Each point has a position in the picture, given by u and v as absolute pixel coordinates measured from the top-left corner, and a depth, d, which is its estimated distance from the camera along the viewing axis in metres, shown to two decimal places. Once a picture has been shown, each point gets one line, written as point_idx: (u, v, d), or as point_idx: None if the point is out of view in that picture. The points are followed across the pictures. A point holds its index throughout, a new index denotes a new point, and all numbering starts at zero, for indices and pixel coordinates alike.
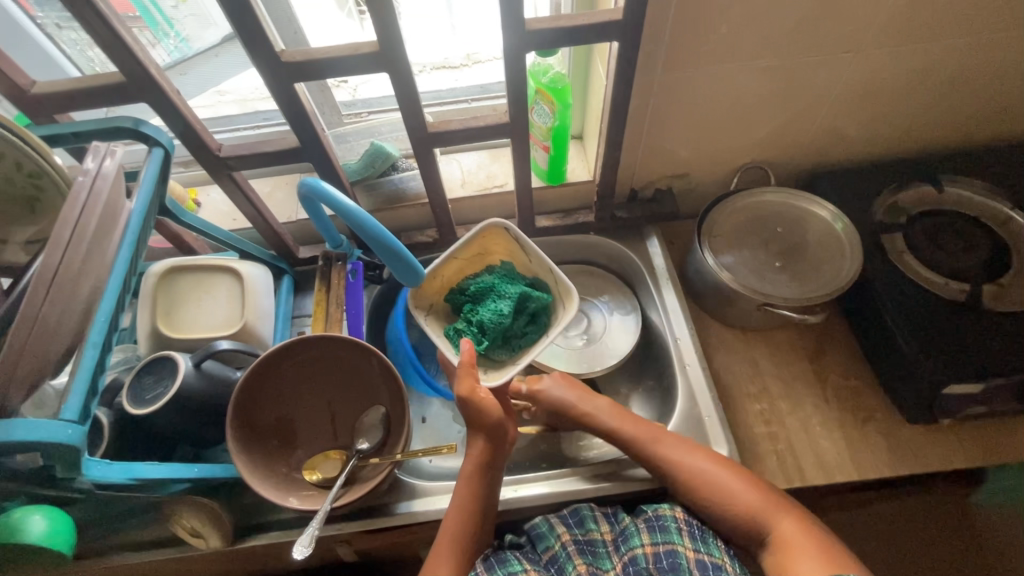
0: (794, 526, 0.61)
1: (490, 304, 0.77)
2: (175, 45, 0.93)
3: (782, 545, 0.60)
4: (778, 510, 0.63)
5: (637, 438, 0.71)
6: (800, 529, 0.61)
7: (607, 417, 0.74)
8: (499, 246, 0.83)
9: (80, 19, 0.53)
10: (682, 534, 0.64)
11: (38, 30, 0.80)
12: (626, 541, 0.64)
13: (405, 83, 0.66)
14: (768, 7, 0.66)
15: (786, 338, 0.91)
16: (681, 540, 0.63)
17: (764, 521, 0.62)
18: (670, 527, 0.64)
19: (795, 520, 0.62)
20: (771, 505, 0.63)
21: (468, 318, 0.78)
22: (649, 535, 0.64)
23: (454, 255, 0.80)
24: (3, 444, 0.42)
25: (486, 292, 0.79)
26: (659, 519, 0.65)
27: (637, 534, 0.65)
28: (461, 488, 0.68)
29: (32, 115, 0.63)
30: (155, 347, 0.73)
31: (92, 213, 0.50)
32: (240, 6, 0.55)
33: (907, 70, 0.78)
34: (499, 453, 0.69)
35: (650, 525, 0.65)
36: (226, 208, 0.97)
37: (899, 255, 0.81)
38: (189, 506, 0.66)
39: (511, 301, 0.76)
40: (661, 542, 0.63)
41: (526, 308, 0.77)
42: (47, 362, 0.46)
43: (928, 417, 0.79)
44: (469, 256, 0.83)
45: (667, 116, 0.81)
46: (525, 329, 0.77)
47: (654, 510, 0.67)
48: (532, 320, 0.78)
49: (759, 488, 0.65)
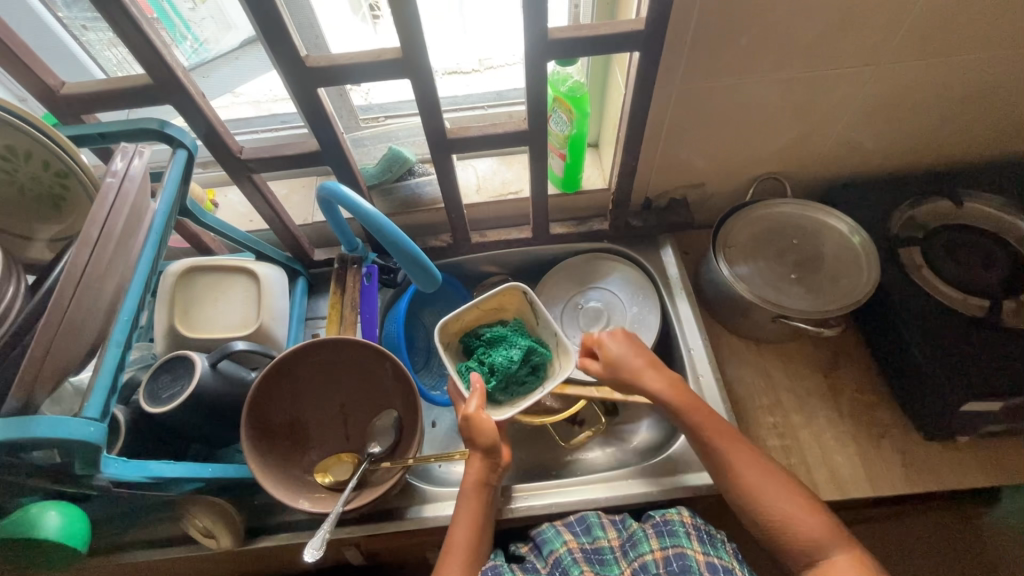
0: (851, 559, 0.60)
1: (502, 349, 0.74)
2: (192, 48, 0.94)
3: (831, 571, 0.59)
4: (837, 539, 0.61)
5: (704, 433, 0.68)
6: (855, 564, 0.59)
7: (663, 391, 0.70)
8: (521, 305, 0.79)
9: (112, 22, 0.54)
10: (691, 537, 0.65)
11: (63, 30, 0.81)
12: (634, 547, 0.66)
13: (426, 89, 0.66)
14: (790, 19, 0.66)
15: (800, 350, 0.90)
16: (690, 544, 0.65)
17: (821, 547, 0.61)
18: (679, 531, 0.66)
19: (852, 552, 0.60)
20: (831, 533, 0.61)
21: (480, 359, 0.75)
22: (658, 541, 0.66)
23: (476, 304, 0.77)
24: (28, 441, 0.43)
25: (499, 340, 0.76)
26: (666, 525, 0.67)
27: (646, 539, 0.66)
28: (466, 496, 0.66)
29: (60, 115, 0.64)
30: (172, 346, 0.74)
31: (119, 214, 0.50)
32: (268, 11, 0.56)
33: (928, 84, 0.77)
34: (496, 471, 0.68)
35: (658, 530, 0.67)
36: (243, 209, 0.98)
37: (918, 270, 0.80)
38: (201, 507, 0.67)
39: (521, 350, 0.73)
40: (670, 546, 0.65)
41: (532, 358, 0.74)
42: (72, 360, 0.47)
43: (945, 434, 0.78)
44: (487, 307, 0.78)
45: (685, 126, 0.81)
46: (527, 376, 0.74)
47: (662, 515, 0.68)
48: (534, 370, 0.74)
49: (819, 512, 0.63)
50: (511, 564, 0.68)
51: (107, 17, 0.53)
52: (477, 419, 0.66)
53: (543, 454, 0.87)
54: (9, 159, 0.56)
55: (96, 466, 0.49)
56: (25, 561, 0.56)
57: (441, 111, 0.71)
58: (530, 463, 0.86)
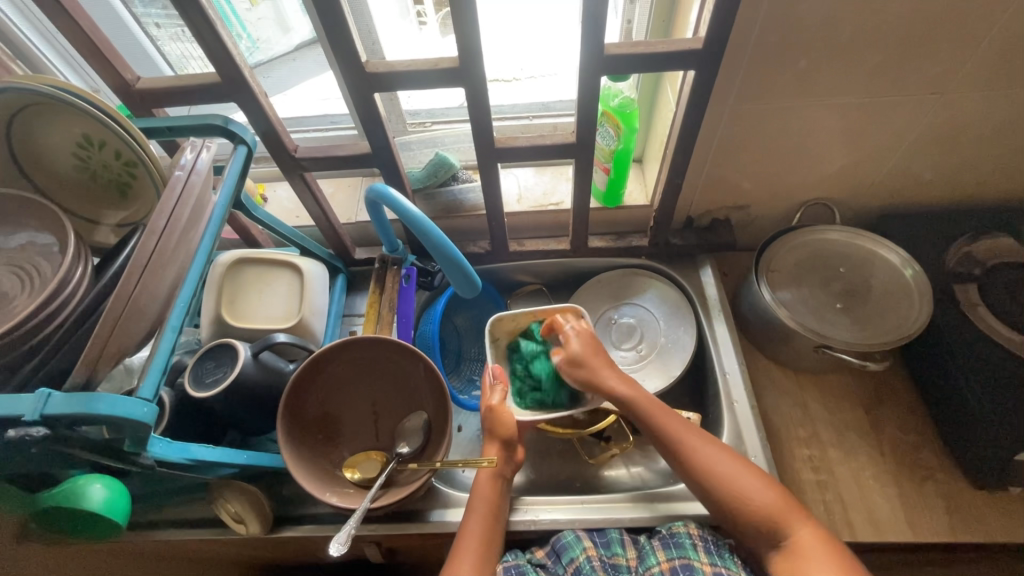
0: (812, 535, 0.60)
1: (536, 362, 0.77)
2: (247, 48, 0.98)
3: (798, 551, 0.59)
4: (796, 517, 0.61)
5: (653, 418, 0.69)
6: (819, 539, 0.59)
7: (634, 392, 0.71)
8: None
9: (189, 21, 0.57)
10: (698, 550, 0.65)
11: (137, 26, 0.86)
12: (643, 561, 0.65)
13: (479, 98, 0.67)
14: (851, 43, 0.65)
15: (841, 383, 0.87)
16: (697, 556, 0.64)
17: (782, 524, 0.61)
18: (685, 543, 0.65)
19: (811, 527, 0.60)
20: (789, 509, 0.61)
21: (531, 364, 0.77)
22: (664, 552, 0.65)
23: (533, 312, 0.80)
24: (87, 416, 0.45)
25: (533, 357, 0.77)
26: (673, 537, 0.67)
27: (653, 551, 0.66)
28: (480, 501, 0.68)
29: (132, 108, 0.67)
30: (216, 334, 0.76)
31: (185, 205, 0.53)
32: (335, 18, 0.58)
33: (997, 116, 0.74)
34: (509, 464, 0.72)
35: (665, 542, 0.66)
36: (291, 206, 1.01)
37: (972, 308, 0.76)
38: (234, 492, 0.69)
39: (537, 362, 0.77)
40: (676, 557, 0.64)
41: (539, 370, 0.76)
42: (132, 340, 0.49)
43: (996, 482, 0.74)
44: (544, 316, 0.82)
45: (733, 146, 0.80)
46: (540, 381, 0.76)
47: (669, 528, 0.68)
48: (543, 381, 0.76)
49: (778, 489, 0.63)
50: (532, 563, 0.69)
51: (186, 17, 0.56)
52: (500, 411, 0.72)
53: (568, 468, 0.86)
54: (85, 148, 0.61)
55: (143, 445, 0.51)
56: (73, 530, 0.58)
57: (491, 121, 0.72)
58: (554, 476, 0.85)
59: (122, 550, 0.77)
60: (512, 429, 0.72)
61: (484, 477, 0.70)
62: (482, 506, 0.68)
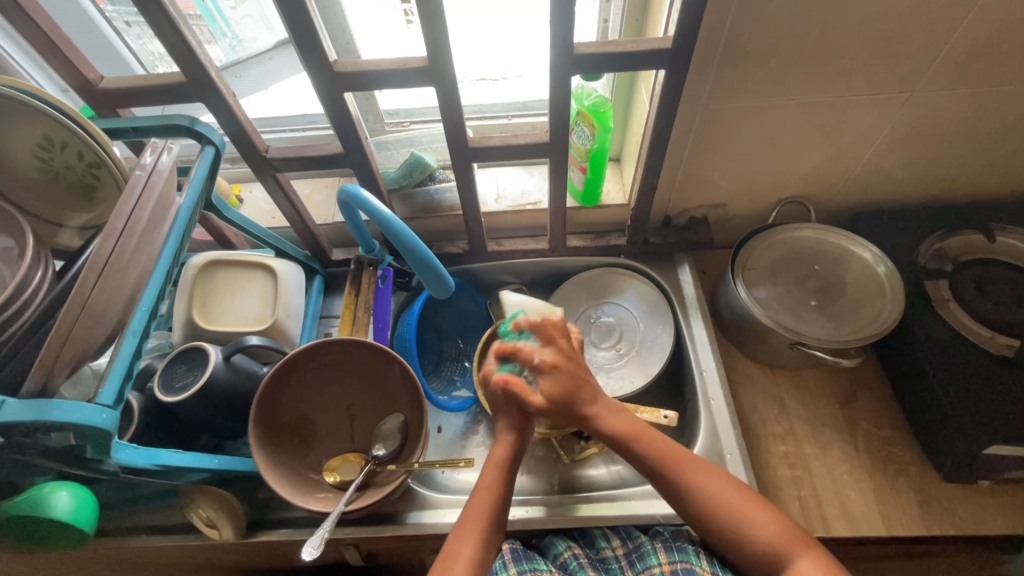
0: (816, 565, 0.56)
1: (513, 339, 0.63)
2: (230, 45, 0.97)
3: None
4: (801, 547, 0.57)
5: (649, 450, 0.63)
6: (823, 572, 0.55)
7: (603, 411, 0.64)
8: None
9: (149, 20, 0.55)
10: (699, 555, 0.64)
11: (108, 25, 0.84)
12: (642, 560, 0.65)
13: (451, 97, 0.67)
14: (819, 42, 0.65)
15: (817, 379, 0.88)
16: (698, 561, 0.63)
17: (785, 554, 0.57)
18: (688, 549, 0.64)
19: (817, 558, 0.56)
20: (792, 539, 0.57)
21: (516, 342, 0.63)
22: (666, 555, 0.64)
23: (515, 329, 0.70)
24: (41, 423, 0.44)
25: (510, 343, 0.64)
26: (676, 542, 0.66)
27: (653, 552, 0.65)
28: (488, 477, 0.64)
29: (97, 108, 0.66)
30: (188, 337, 0.75)
31: (145, 207, 0.52)
32: (301, 17, 0.57)
33: (963, 114, 0.75)
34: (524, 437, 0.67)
35: (667, 546, 0.65)
36: (266, 206, 1.00)
37: (944, 304, 0.78)
38: (204, 496, 0.68)
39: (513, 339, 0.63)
40: (678, 560, 0.63)
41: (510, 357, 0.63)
42: (91, 345, 0.48)
43: (967, 476, 0.75)
44: None
45: (708, 144, 0.80)
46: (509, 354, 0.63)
47: (671, 533, 0.68)
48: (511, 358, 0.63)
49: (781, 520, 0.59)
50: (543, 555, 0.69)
51: (148, 18, 0.55)
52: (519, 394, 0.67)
53: (549, 468, 0.86)
54: (47, 149, 0.59)
55: (105, 451, 0.50)
56: (39, 539, 0.57)
57: (464, 120, 0.71)
58: (533, 476, 0.85)
59: (93, 557, 0.76)
60: (513, 437, 0.66)
61: (498, 456, 0.65)
62: (473, 525, 0.61)
